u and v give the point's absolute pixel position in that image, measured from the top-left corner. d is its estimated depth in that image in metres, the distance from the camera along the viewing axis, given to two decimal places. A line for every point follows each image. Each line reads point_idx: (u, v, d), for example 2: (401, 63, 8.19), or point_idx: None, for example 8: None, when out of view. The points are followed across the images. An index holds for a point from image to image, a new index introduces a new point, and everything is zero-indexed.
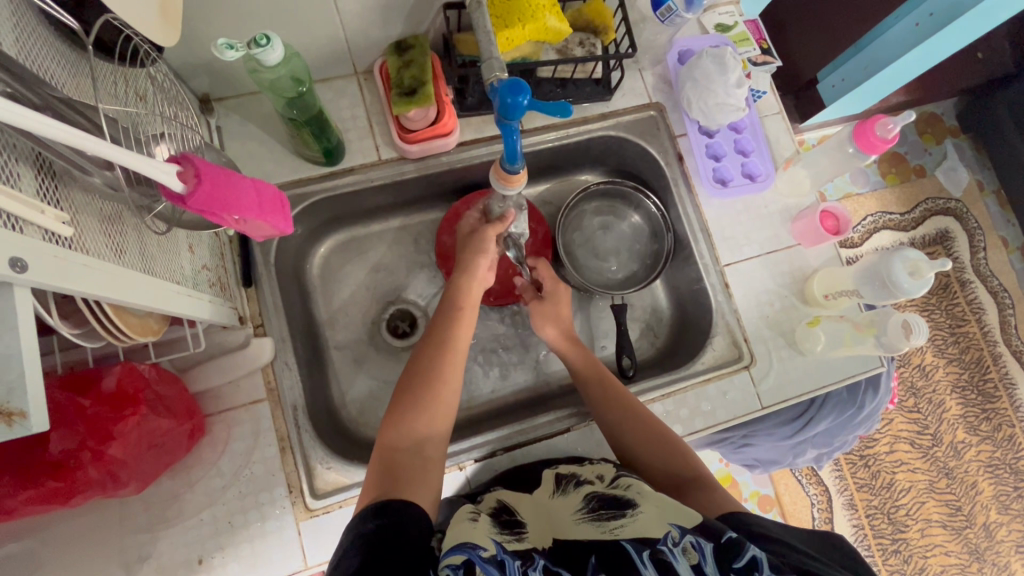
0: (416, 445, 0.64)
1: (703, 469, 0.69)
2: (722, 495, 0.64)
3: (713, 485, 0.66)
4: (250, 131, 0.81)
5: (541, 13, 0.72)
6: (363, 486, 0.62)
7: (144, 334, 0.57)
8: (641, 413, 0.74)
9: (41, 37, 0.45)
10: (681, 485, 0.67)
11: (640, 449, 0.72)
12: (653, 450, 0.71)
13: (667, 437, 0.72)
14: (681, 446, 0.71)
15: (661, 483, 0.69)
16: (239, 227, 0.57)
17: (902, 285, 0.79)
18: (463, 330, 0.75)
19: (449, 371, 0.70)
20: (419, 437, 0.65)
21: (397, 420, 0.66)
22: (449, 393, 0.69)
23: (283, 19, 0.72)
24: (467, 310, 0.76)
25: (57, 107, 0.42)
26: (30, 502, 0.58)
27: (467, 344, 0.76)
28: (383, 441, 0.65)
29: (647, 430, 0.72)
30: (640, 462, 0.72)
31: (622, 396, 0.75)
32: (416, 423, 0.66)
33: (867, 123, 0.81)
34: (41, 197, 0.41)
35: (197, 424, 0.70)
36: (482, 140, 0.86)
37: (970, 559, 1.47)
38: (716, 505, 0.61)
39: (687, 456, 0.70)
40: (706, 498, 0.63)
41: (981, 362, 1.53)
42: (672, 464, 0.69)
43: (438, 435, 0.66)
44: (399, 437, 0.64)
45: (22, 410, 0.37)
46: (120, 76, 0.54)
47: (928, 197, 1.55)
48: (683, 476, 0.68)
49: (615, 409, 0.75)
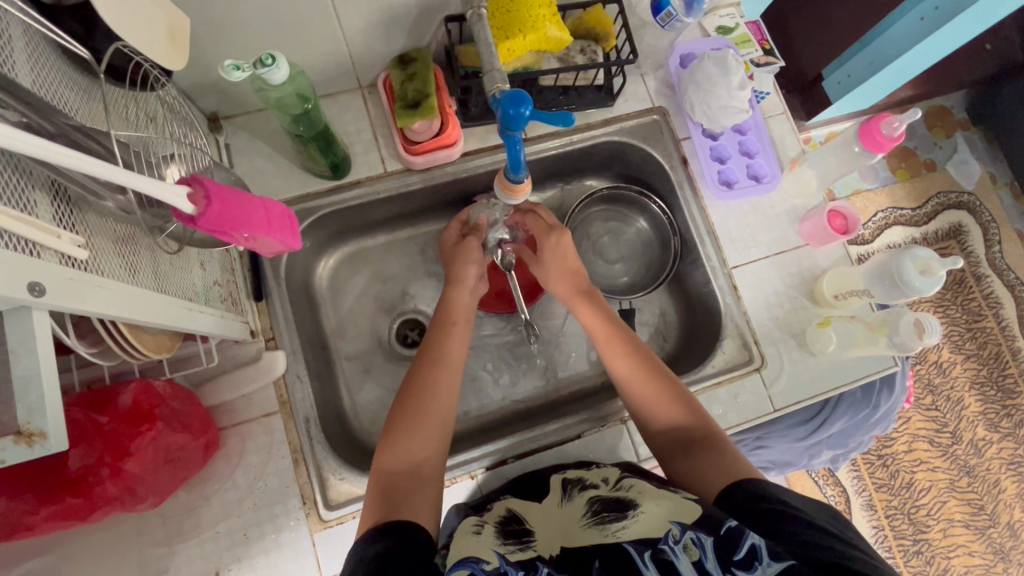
0: (412, 467, 0.65)
1: (716, 428, 0.69)
2: (730, 458, 0.64)
3: (724, 446, 0.66)
4: (259, 148, 0.82)
5: (541, 23, 0.72)
6: (365, 508, 0.63)
7: (160, 350, 0.59)
8: (653, 368, 0.73)
9: (53, 64, 0.46)
10: (691, 442, 0.68)
11: (649, 405, 0.72)
12: (662, 408, 0.71)
13: (678, 390, 0.72)
14: (692, 400, 0.71)
15: (670, 437, 0.70)
16: (249, 245, 0.58)
17: (913, 284, 0.78)
18: (458, 344, 0.77)
19: (445, 386, 0.72)
20: (417, 460, 0.66)
21: (392, 442, 0.67)
22: (445, 408, 0.71)
23: (288, 37, 0.73)
24: (459, 323, 0.79)
25: (71, 135, 0.44)
26: (50, 519, 0.59)
27: (463, 356, 0.77)
28: (380, 466, 0.65)
29: (657, 382, 0.72)
30: (649, 417, 0.72)
31: (636, 349, 0.76)
32: (413, 445, 0.67)
33: (873, 121, 0.81)
34: (58, 223, 0.42)
35: (212, 437, 0.71)
36: (485, 150, 0.86)
37: (995, 560, 1.44)
38: (723, 474, 0.62)
39: (697, 412, 0.70)
40: (716, 461, 0.64)
41: (1000, 358, 1.50)
42: (681, 421, 0.70)
43: (435, 454, 0.68)
44: (395, 460, 0.65)
45: (42, 431, 0.38)
46: (131, 101, 0.56)
47: (940, 192, 1.53)
48: (693, 435, 0.68)
49: (627, 361, 0.75)
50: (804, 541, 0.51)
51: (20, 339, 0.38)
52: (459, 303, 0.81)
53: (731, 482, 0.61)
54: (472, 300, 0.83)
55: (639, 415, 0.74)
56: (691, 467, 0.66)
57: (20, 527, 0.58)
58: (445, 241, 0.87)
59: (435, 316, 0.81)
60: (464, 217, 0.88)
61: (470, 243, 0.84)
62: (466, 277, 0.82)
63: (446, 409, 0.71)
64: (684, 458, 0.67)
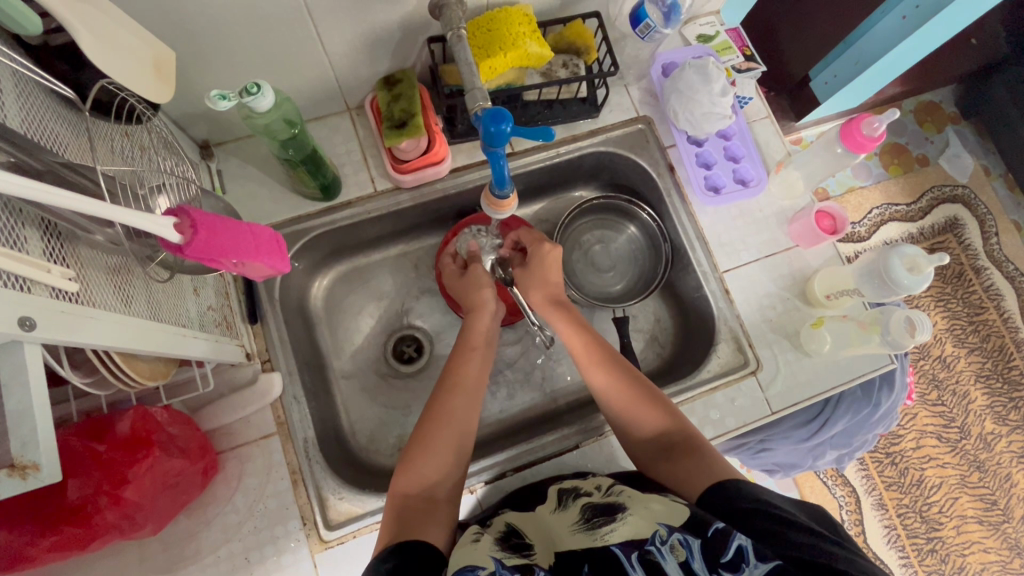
0: (425, 489, 0.65)
1: (695, 431, 0.69)
2: (711, 459, 0.64)
3: (704, 450, 0.66)
4: (250, 172, 0.83)
5: (521, 40, 0.73)
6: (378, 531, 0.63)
7: (155, 378, 0.60)
8: (629, 376, 0.74)
9: (43, 103, 0.47)
10: (671, 448, 0.68)
11: (629, 413, 0.72)
12: (642, 416, 0.71)
13: (655, 396, 0.72)
14: (671, 407, 0.71)
15: (652, 444, 0.70)
16: (239, 271, 0.59)
17: (902, 281, 0.78)
18: (469, 364, 0.77)
19: (455, 401, 0.72)
20: (429, 481, 0.66)
21: (407, 464, 0.67)
22: (457, 425, 0.70)
23: (276, 66, 0.74)
24: (478, 349, 0.79)
25: (59, 171, 0.45)
26: (51, 549, 0.59)
27: (480, 380, 0.76)
28: (396, 488, 0.66)
29: (632, 392, 0.73)
30: (630, 425, 0.72)
31: (613, 358, 0.77)
32: (427, 465, 0.67)
33: (853, 123, 0.82)
34: (47, 257, 0.43)
35: (209, 462, 0.72)
36: (474, 165, 0.88)
37: (1011, 555, 1.43)
38: (705, 475, 0.62)
39: (677, 418, 0.70)
40: (695, 465, 0.64)
41: (1004, 351, 1.50)
42: (661, 427, 0.70)
43: (448, 476, 0.68)
44: (409, 481, 0.66)
45: (35, 463, 0.39)
46: (120, 134, 0.57)
47: (934, 185, 1.54)
48: (673, 439, 0.69)
49: (603, 370, 0.76)
50: (783, 539, 0.50)
51: (12, 373, 0.39)
52: (472, 321, 0.81)
53: (711, 484, 0.60)
54: (495, 324, 0.83)
55: (619, 424, 0.74)
56: (672, 473, 0.66)
57: (20, 559, 0.58)
58: (449, 278, 0.88)
59: (456, 343, 0.81)
60: (454, 251, 0.90)
61: (476, 271, 0.84)
62: (485, 301, 0.82)
63: (461, 427, 0.71)
64: (666, 465, 0.67)
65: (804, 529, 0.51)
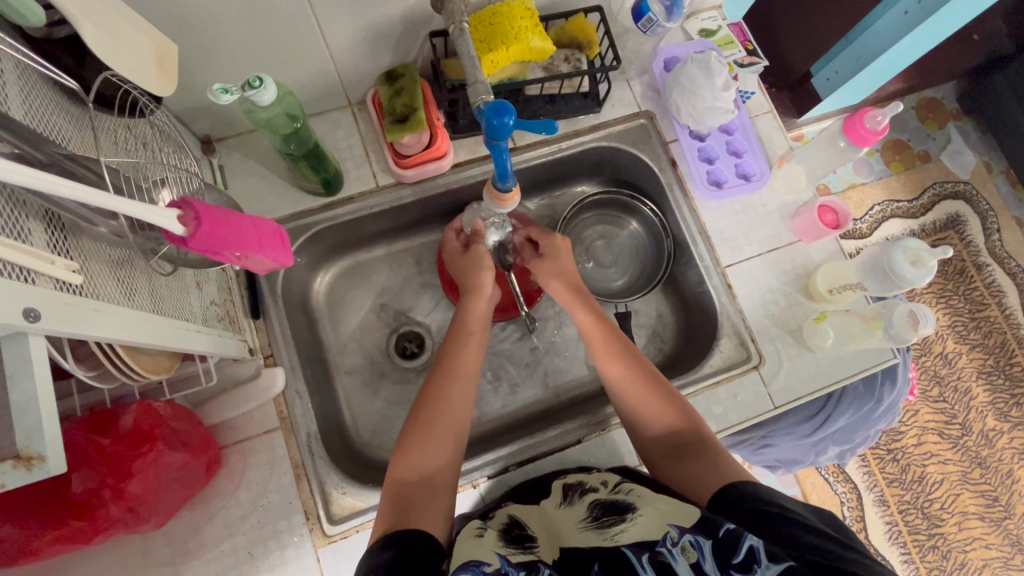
0: (424, 476, 0.65)
1: (707, 431, 0.69)
2: (723, 461, 0.64)
3: (716, 452, 0.66)
4: (252, 167, 0.83)
5: (523, 34, 0.73)
6: (376, 518, 0.63)
7: (158, 371, 0.60)
8: (645, 371, 0.74)
9: (44, 94, 0.47)
10: (683, 446, 0.68)
11: (642, 409, 0.72)
12: (655, 413, 0.71)
13: (669, 393, 0.72)
14: (685, 405, 0.71)
15: (664, 440, 0.70)
16: (242, 263, 0.59)
17: (905, 275, 0.78)
18: (470, 355, 0.77)
19: (456, 392, 0.72)
20: (428, 469, 0.66)
21: (405, 451, 0.67)
22: (455, 415, 0.70)
23: (277, 60, 0.74)
24: (474, 334, 0.79)
25: (62, 163, 0.45)
26: (55, 542, 0.59)
27: (477, 367, 0.77)
28: (393, 474, 0.66)
29: (648, 386, 0.72)
30: (641, 420, 0.72)
31: (630, 353, 0.76)
32: (428, 452, 0.67)
33: (856, 116, 0.82)
34: (51, 250, 0.43)
35: (213, 456, 0.72)
36: (476, 160, 0.88)
37: (1013, 551, 1.43)
38: (716, 477, 0.62)
39: (689, 416, 0.70)
40: (707, 468, 0.64)
41: (1006, 347, 1.50)
42: (673, 424, 0.70)
43: (448, 463, 0.67)
44: (409, 469, 0.65)
45: (41, 455, 0.39)
46: (122, 127, 0.57)
47: (935, 182, 1.54)
48: (685, 439, 0.69)
49: (619, 364, 0.75)
50: (794, 541, 0.50)
51: (17, 366, 0.39)
52: (474, 314, 0.80)
53: (723, 487, 0.60)
54: (488, 310, 0.82)
55: (630, 420, 0.74)
56: (683, 472, 0.66)
57: (24, 552, 0.58)
58: (450, 252, 0.88)
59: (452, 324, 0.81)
60: (459, 227, 0.89)
61: (477, 252, 0.84)
62: (482, 286, 0.82)
63: (459, 415, 0.71)
64: (677, 464, 0.68)
65: (815, 532, 0.51)
